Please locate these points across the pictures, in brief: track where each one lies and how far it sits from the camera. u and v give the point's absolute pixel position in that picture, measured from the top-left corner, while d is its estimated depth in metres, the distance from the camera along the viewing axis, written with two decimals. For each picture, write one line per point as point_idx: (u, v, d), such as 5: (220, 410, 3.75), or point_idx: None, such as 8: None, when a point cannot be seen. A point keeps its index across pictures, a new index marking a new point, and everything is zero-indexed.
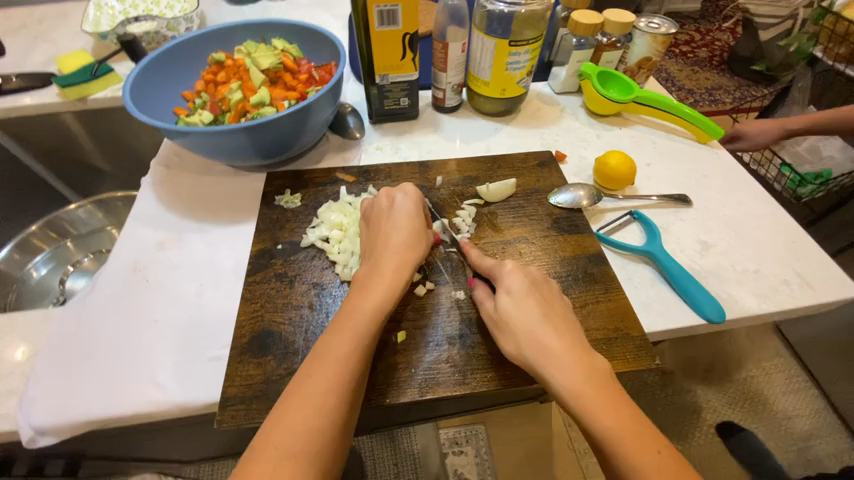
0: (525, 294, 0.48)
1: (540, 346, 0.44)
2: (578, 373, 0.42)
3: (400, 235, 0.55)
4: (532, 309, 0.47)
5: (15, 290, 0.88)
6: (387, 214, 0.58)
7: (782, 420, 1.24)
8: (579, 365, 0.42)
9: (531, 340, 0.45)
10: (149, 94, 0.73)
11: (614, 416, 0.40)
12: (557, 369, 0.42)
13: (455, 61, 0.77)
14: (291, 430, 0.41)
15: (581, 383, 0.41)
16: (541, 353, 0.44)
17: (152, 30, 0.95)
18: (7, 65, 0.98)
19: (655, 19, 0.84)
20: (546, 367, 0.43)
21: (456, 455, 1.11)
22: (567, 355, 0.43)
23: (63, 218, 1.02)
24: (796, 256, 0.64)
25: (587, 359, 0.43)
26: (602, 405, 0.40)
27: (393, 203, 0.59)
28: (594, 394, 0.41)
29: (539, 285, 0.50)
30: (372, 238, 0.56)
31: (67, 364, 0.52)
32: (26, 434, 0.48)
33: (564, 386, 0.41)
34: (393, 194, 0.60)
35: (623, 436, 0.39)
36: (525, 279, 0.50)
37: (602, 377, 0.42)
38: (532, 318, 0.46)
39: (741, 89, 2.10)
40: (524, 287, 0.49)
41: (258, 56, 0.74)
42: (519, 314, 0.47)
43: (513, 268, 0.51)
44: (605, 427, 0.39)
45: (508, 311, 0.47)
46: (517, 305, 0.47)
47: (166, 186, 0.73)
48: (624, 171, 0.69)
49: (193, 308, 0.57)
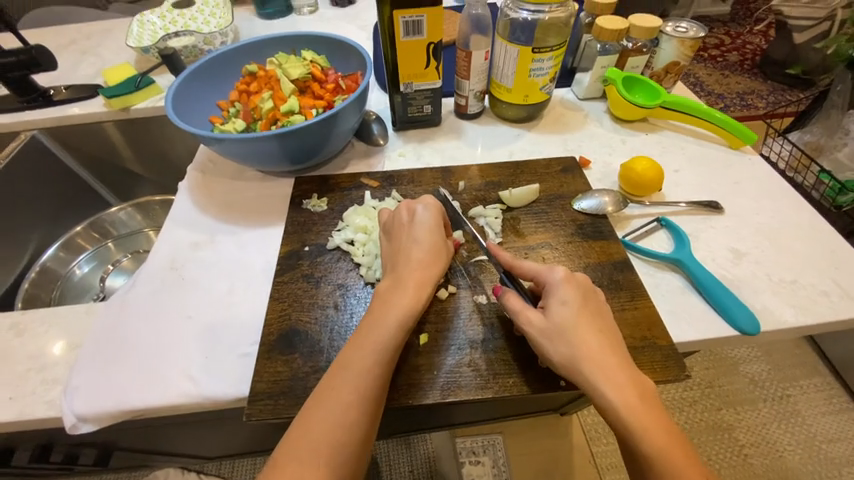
0: (579, 307, 0.47)
1: (596, 360, 0.44)
2: (631, 390, 0.42)
3: (421, 247, 0.55)
4: (588, 325, 0.46)
5: (59, 287, 0.95)
6: (406, 229, 0.58)
7: (821, 443, 1.16)
8: (633, 384, 0.43)
9: (588, 355, 0.44)
10: (187, 104, 0.77)
11: (665, 436, 0.41)
12: (612, 384, 0.42)
13: (478, 68, 0.78)
14: (313, 443, 0.42)
15: (635, 401, 0.42)
16: (597, 368, 0.43)
17: (190, 44, 1.01)
18: (59, 78, 1.06)
19: (683, 23, 0.83)
20: (601, 382, 0.43)
21: (472, 464, 1.07)
22: (621, 373, 0.43)
23: (105, 219, 1.09)
24: (836, 266, 0.60)
25: (636, 379, 0.44)
26: (653, 424, 0.41)
27: (413, 216, 0.59)
28: (648, 415, 0.41)
29: (589, 297, 0.49)
30: (393, 252, 0.57)
31: (107, 358, 0.55)
32: (69, 421, 0.51)
33: (618, 403, 0.42)
34: (413, 207, 0.60)
35: (667, 453, 0.40)
36: (577, 290, 0.49)
37: (652, 397, 0.43)
38: (590, 334, 0.45)
39: (775, 94, 2.02)
40: (577, 299, 0.48)
41: (288, 67, 0.77)
42: (577, 328, 0.46)
43: (565, 276, 0.50)
44: (656, 448, 0.40)
45: (564, 324, 0.46)
46: (573, 318, 0.46)
47: (201, 190, 0.77)
48: (651, 177, 0.68)
49: (225, 305, 0.60)
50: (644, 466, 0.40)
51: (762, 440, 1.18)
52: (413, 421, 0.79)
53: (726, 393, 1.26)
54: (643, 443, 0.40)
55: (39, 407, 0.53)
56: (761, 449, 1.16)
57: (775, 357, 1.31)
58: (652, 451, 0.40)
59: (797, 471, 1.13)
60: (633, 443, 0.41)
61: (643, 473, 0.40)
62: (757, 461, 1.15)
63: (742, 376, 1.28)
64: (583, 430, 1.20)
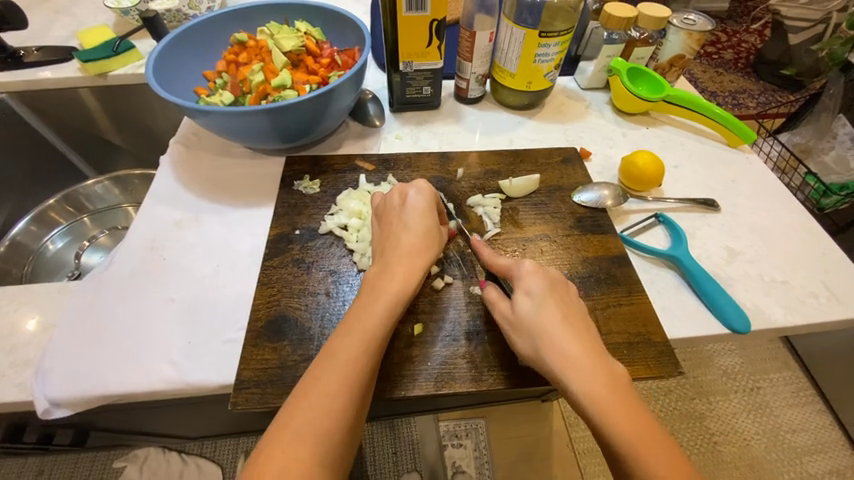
0: (544, 296, 0.46)
1: (557, 349, 0.43)
2: (596, 379, 0.41)
3: (414, 234, 0.53)
4: (552, 314, 0.45)
5: (31, 262, 0.90)
6: (398, 213, 0.55)
7: (786, 433, 1.22)
8: (599, 372, 0.41)
9: (550, 344, 0.43)
10: (171, 72, 0.72)
11: (631, 425, 0.39)
12: (574, 374, 0.41)
13: (481, 50, 0.75)
14: (297, 434, 0.40)
15: (599, 390, 0.40)
16: (559, 356, 0.42)
17: (173, 8, 0.94)
18: (28, 38, 0.98)
19: (690, 15, 0.81)
20: (564, 372, 0.41)
21: (455, 447, 1.16)
22: (586, 361, 0.42)
23: (81, 192, 1.02)
24: (825, 268, 0.61)
25: (601, 365, 0.42)
26: (619, 412, 0.39)
27: (405, 201, 0.56)
28: (613, 402, 0.39)
29: (557, 287, 0.48)
30: (383, 238, 0.54)
31: (81, 340, 0.52)
32: (41, 406, 0.48)
33: (581, 392, 0.40)
34: (406, 191, 0.57)
35: (635, 445, 0.38)
36: (545, 281, 0.48)
37: (622, 385, 0.41)
38: (553, 323, 0.44)
39: (766, 94, 2.04)
40: (543, 290, 0.47)
41: (280, 38, 0.73)
42: (540, 318, 0.45)
43: (532, 268, 0.49)
44: (621, 437, 0.38)
45: (528, 315, 0.45)
46: (538, 309, 0.45)
47: (184, 165, 0.72)
48: (651, 172, 0.67)
49: (209, 288, 0.57)
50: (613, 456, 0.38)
51: (731, 429, 1.23)
52: (399, 407, 0.79)
53: (700, 383, 1.30)
54: (608, 432, 0.38)
55: (7, 390, 0.50)
56: (729, 437, 1.21)
57: (748, 351, 1.36)
58: (616, 440, 0.38)
59: (762, 459, 1.18)
60: (600, 430, 0.39)
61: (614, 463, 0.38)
62: (725, 449, 1.20)
63: (717, 368, 1.33)
64: (564, 417, 1.22)
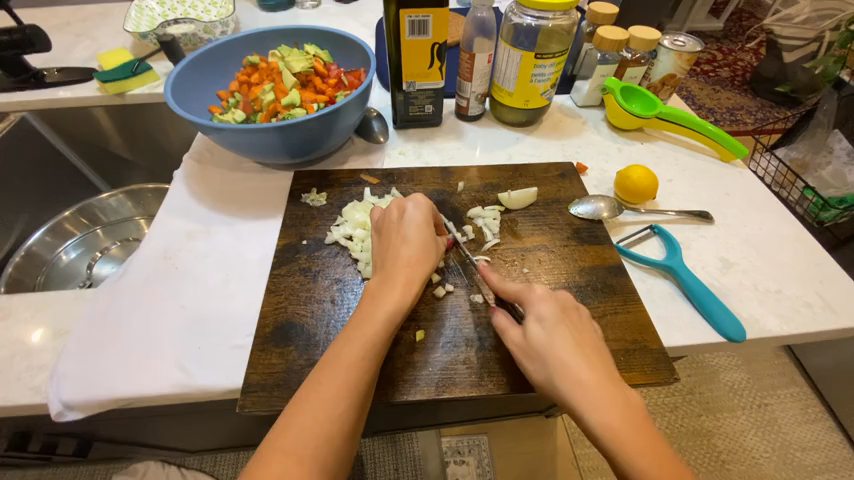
0: (556, 323, 0.47)
1: (571, 379, 0.43)
2: (612, 410, 0.41)
3: (413, 246, 0.55)
4: (565, 342, 0.46)
5: (44, 272, 0.92)
6: (397, 226, 0.57)
7: (796, 451, 1.20)
8: (615, 402, 0.42)
9: (564, 374, 0.44)
10: (187, 92, 0.76)
11: (651, 457, 0.39)
12: (590, 405, 0.41)
13: (480, 71, 0.79)
14: (298, 436, 0.42)
15: (617, 422, 0.40)
16: (574, 385, 0.43)
17: (189, 32, 1.00)
18: (51, 60, 1.04)
19: (680, 37, 0.85)
20: (578, 401, 0.42)
21: (458, 464, 1.14)
22: (600, 390, 0.42)
23: (95, 205, 1.06)
24: (818, 278, 0.63)
25: (616, 395, 0.42)
26: (636, 443, 0.39)
27: (403, 215, 0.58)
28: (633, 435, 0.40)
29: (568, 311, 0.49)
30: (382, 252, 0.56)
31: (96, 345, 0.54)
32: (55, 408, 0.50)
33: (597, 421, 0.41)
34: (404, 205, 0.59)
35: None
36: (556, 306, 0.49)
37: (636, 415, 0.41)
38: (565, 350, 0.45)
39: (763, 111, 2.09)
40: (555, 316, 0.48)
41: (291, 60, 0.77)
42: (551, 346, 0.46)
43: (544, 293, 0.50)
44: (640, 469, 0.38)
45: (539, 342, 0.47)
46: (550, 336, 0.46)
47: (197, 179, 0.76)
48: (646, 185, 0.69)
49: (218, 296, 0.59)
50: None
51: (740, 447, 1.21)
52: (403, 418, 0.80)
53: (706, 399, 1.29)
54: (626, 463, 0.39)
55: (23, 393, 0.51)
56: (739, 455, 1.19)
57: (754, 366, 1.35)
58: (636, 473, 0.38)
59: (772, 478, 1.16)
60: (617, 463, 0.39)
61: None
62: (735, 467, 1.17)
63: (723, 384, 1.32)
64: (569, 435, 1.20)
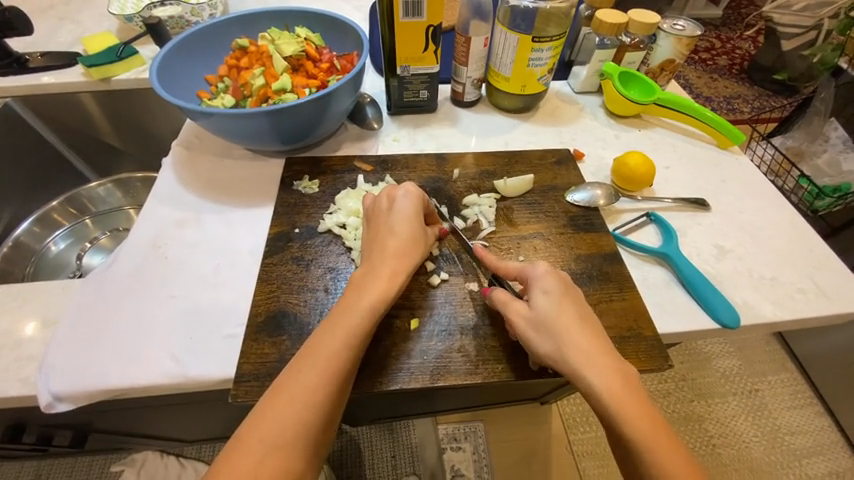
0: (562, 297, 0.48)
1: (578, 349, 0.44)
2: (615, 378, 0.43)
3: (401, 234, 0.54)
4: (569, 314, 0.47)
5: (33, 263, 0.91)
6: (386, 215, 0.56)
7: (785, 436, 1.23)
8: (617, 371, 0.44)
9: (572, 346, 0.45)
10: (174, 77, 0.74)
11: (648, 420, 0.41)
12: (595, 371, 0.43)
13: (476, 55, 0.77)
14: (275, 424, 0.42)
15: (619, 388, 0.43)
16: (579, 354, 0.44)
17: (176, 14, 0.97)
18: (33, 44, 1.00)
19: (680, 21, 0.83)
20: (584, 370, 0.43)
21: (454, 450, 1.16)
22: (602, 358, 0.44)
23: (84, 194, 1.04)
24: (812, 264, 0.63)
25: (617, 364, 0.44)
26: (635, 409, 0.42)
27: (393, 204, 0.57)
28: (632, 402, 0.42)
29: (572, 288, 0.50)
30: (370, 240, 0.55)
31: (84, 336, 0.53)
32: (45, 399, 0.49)
33: (601, 388, 0.43)
34: (394, 194, 0.58)
35: (651, 443, 0.40)
36: (560, 281, 0.49)
37: (634, 383, 0.44)
38: (571, 321, 0.46)
39: (760, 99, 2.08)
40: (560, 291, 0.48)
41: (281, 43, 0.75)
42: (559, 317, 0.46)
43: (547, 270, 0.50)
44: (639, 433, 0.41)
45: (546, 314, 0.47)
46: (555, 306, 0.47)
47: (186, 167, 0.74)
48: (643, 172, 0.69)
49: (209, 285, 0.58)
50: (629, 451, 0.41)
51: (730, 432, 1.23)
52: (399, 406, 0.80)
53: (698, 386, 1.31)
54: (626, 426, 0.41)
55: (11, 385, 0.51)
56: (728, 440, 1.22)
57: (745, 353, 1.37)
58: (634, 435, 0.40)
59: (760, 461, 1.19)
60: (615, 426, 0.41)
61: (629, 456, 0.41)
62: (724, 452, 1.20)
63: (714, 370, 1.33)
64: (563, 421, 1.23)
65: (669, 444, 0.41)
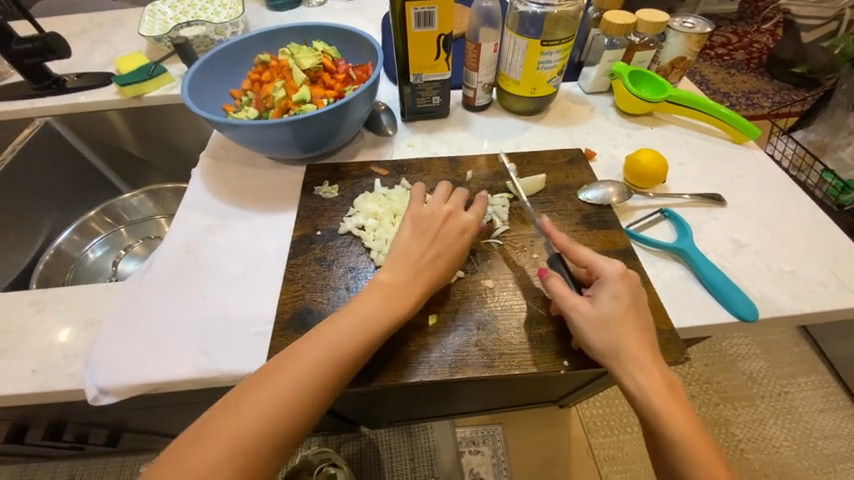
0: (629, 304, 0.49)
1: (635, 357, 0.47)
2: (663, 384, 0.47)
3: (449, 224, 0.58)
4: (631, 322, 0.49)
5: (72, 270, 0.97)
6: (436, 205, 0.60)
7: (817, 440, 1.19)
8: (666, 379, 0.47)
9: (629, 351, 0.47)
10: (202, 92, 0.79)
11: (688, 425, 0.46)
12: (647, 377, 0.47)
13: (487, 60, 0.79)
14: (287, 375, 0.46)
15: (664, 394, 0.46)
16: (635, 360, 0.47)
17: (201, 34, 1.03)
18: (72, 66, 1.08)
19: (690, 19, 0.84)
20: (637, 374, 0.47)
21: (472, 454, 1.16)
22: (654, 366, 0.47)
23: (118, 205, 1.12)
24: (834, 258, 0.62)
25: (666, 373, 0.48)
26: (679, 414, 0.46)
27: (446, 200, 0.62)
28: (677, 409, 0.46)
29: (638, 294, 0.51)
30: (416, 223, 0.58)
31: (125, 333, 0.57)
32: (92, 393, 0.53)
33: (651, 393, 0.46)
34: (450, 194, 0.63)
35: (690, 445, 0.45)
36: (630, 286, 0.50)
37: (678, 391, 0.48)
38: (631, 328, 0.48)
39: (781, 93, 2.03)
40: (628, 297, 0.50)
41: (300, 57, 0.79)
42: (620, 323, 0.48)
43: (621, 271, 0.51)
44: (680, 434, 0.45)
45: (609, 317, 0.49)
46: (619, 313, 0.49)
47: (213, 176, 0.78)
48: (655, 169, 0.69)
49: (238, 286, 0.62)
50: (666, 448, 0.45)
51: (759, 436, 1.20)
52: (418, 406, 0.81)
53: (724, 388, 1.28)
54: (669, 429, 0.45)
55: (62, 379, 0.55)
56: (757, 444, 1.18)
57: (772, 355, 1.33)
58: (677, 437, 0.45)
59: (792, 466, 1.15)
60: (657, 427, 0.46)
61: (663, 451, 0.46)
62: (753, 456, 1.16)
63: (740, 372, 1.30)
64: (584, 425, 1.21)
65: (704, 448, 0.45)
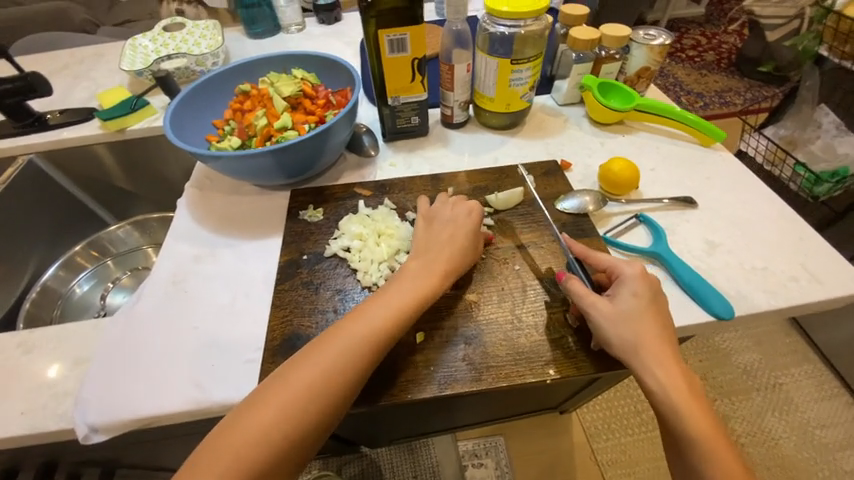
0: (648, 302, 0.52)
1: (654, 351, 0.50)
2: (681, 379, 0.49)
3: (450, 239, 0.61)
4: (650, 319, 0.51)
5: (59, 306, 0.96)
6: (443, 222, 0.64)
7: (814, 429, 1.20)
8: (683, 374, 0.49)
9: (648, 347, 0.50)
10: (184, 125, 0.80)
11: (705, 420, 0.47)
12: (665, 371, 0.49)
13: (461, 80, 0.82)
14: (275, 403, 0.47)
15: (682, 389, 0.48)
16: (653, 355, 0.49)
17: (182, 66, 1.05)
18: (53, 102, 1.09)
19: (651, 31, 0.88)
20: (654, 368, 0.49)
21: (476, 467, 1.15)
22: (671, 362, 0.49)
23: (105, 238, 1.11)
24: (803, 253, 0.65)
25: (683, 369, 0.50)
26: (695, 409, 0.48)
27: (455, 214, 0.65)
28: (692, 404, 0.48)
29: (658, 295, 0.53)
30: (423, 241, 0.62)
31: (115, 369, 0.57)
32: (82, 431, 0.53)
33: (668, 386, 0.48)
34: (460, 207, 0.65)
35: (706, 439, 0.46)
36: (648, 287, 0.53)
37: (696, 387, 0.50)
38: (649, 325, 0.51)
39: (752, 91, 2.11)
40: (648, 296, 0.52)
41: (280, 85, 0.81)
42: (638, 319, 0.51)
43: (639, 272, 0.54)
44: (697, 428, 0.47)
45: (627, 314, 0.51)
46: (639, 311, 0.51)
47: (198, 206, 0.79)
48: (627, 176, 0.72)
49: (227, 314, 0.62)
50: (682, 441, 0.47)
51: (758, 429, 1.21)
52: (416, 422, 0.82)
53: (720, 384, 1.29)
54: (686, 422, 0.47)
55: (50, 420, 0.55)
56: (757, 438, 1.20)
57: (764, 347, 1.36)
58: (694, 431, 0.46)
59: (793, 458, 1.16)
60: (674, 420, 0.47)
61: (680, 445, 0.47)
62: (754, 450, 1.18)
63: (735, 366, 1.32)
64: (585, 429, 1.21)
65: (720, 444, 0.46)
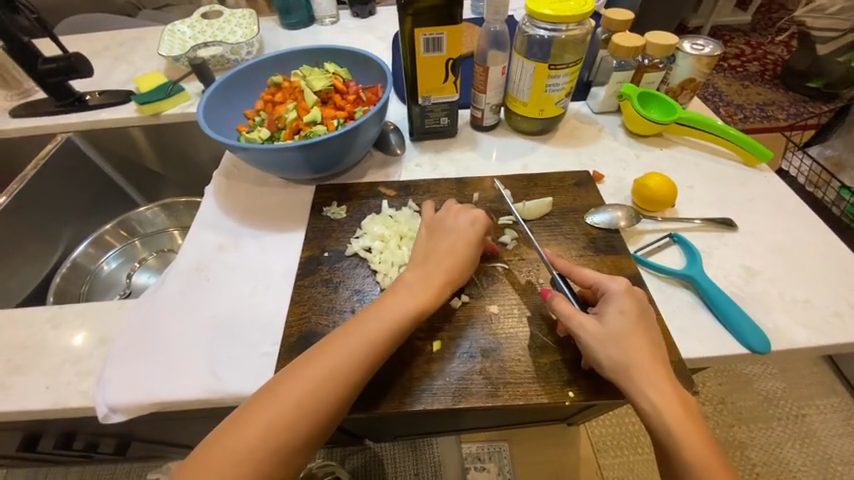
0: (636, 319, 0.50)
1: (646, 371, 0.47)
2: (675, 401, 0.46)
3: (461, 247, 0.60)
4: (640, 336, 0.49)
5: (88, 282, 1.00)
6: (449, 228, 0.62)
7: (839, 467, 1.14)
8: (678, 395, 0.47)
9: (639, 366, 0.47)
10: (216, 114, 0.81)
11: (702, 446, 0.44)
12: (657, 392, 0.46)
13: (494, 83, 0.80)
14: (284, 398, 0.47)
15: (676, 411, 0.46)
16: (644, 375, 0.47)
17: (218, 54, 1.06)
18: (93, 84, 1.13)
19: (699, 41, 0.83)
20: (645, 388, 0.46)
21: (477, 470, 1.15)
22: (663, 382, 0.47)
23: (134, 218, 1.14)
24: (851, 287, 0.60)
25: (677, 390, 0.47)
26: (691, 434, 0.45)
27: (455, 222, 0.62)
28: (687, 428, 0.45)
29: (645, 312, 0.51)
30: (427, 248, 0.61)
31: (137, 351, 0.58)
32: (102, 411, 0.54)
33: (660, 408, 0.46)
34: (461, 215, 0.63)
35: (704, 467, 0.43)
36: (635, 302, 0.51)
37: (691, 409, 0.47)
38: (639, 343, 0.49)
39: (797, 105, 1.99)
40: (635, 312, 0.50)
41: (312, 79, 0.81)
42: (627, 336, 0.49)
43: (625, 288, 0.52)
44: (694, 455, 0.44)
45: (616, 331, 0.49)
46: (628, 328, 0.49)
47: (225, 194, 0.80)
48: (663, 192, 0.69)
49: (246, 306, 0.63)
50: (678, 470, 0.44)
51: (775, 460, 1.16)
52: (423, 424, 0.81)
53: (739, 410, 1.24)
54: (682, 449, 0.44)
55: (74, 395, 0.56)
56: (774, 469, 1.14)
57: (789, 375, 1.29)
58: (691, 459, 0.44)
59: None
60: (670, 445, 0.45)
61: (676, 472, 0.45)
62: None
63: (757, 393, 1.26)
64: (592, 444, 1.18)
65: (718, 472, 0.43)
